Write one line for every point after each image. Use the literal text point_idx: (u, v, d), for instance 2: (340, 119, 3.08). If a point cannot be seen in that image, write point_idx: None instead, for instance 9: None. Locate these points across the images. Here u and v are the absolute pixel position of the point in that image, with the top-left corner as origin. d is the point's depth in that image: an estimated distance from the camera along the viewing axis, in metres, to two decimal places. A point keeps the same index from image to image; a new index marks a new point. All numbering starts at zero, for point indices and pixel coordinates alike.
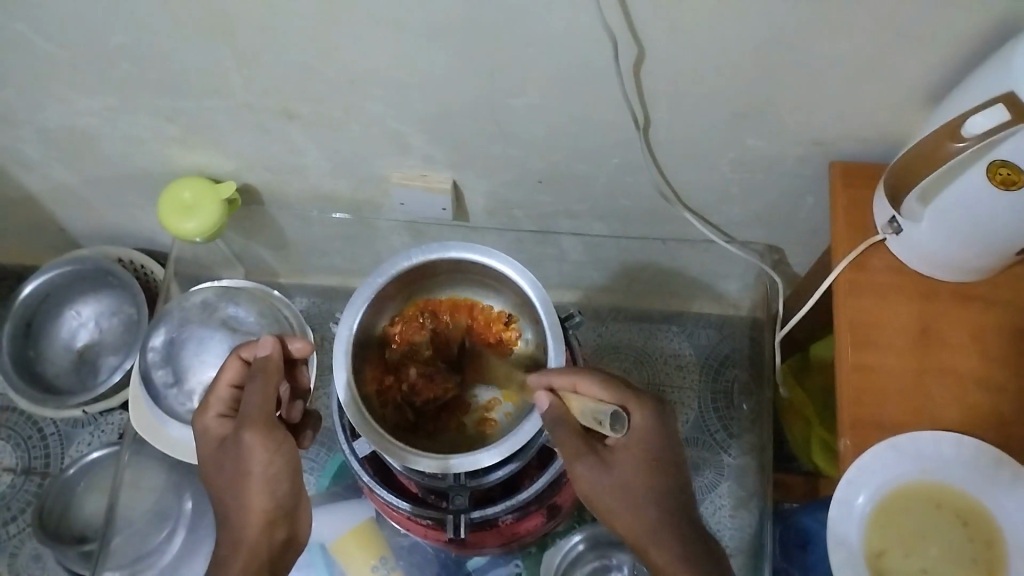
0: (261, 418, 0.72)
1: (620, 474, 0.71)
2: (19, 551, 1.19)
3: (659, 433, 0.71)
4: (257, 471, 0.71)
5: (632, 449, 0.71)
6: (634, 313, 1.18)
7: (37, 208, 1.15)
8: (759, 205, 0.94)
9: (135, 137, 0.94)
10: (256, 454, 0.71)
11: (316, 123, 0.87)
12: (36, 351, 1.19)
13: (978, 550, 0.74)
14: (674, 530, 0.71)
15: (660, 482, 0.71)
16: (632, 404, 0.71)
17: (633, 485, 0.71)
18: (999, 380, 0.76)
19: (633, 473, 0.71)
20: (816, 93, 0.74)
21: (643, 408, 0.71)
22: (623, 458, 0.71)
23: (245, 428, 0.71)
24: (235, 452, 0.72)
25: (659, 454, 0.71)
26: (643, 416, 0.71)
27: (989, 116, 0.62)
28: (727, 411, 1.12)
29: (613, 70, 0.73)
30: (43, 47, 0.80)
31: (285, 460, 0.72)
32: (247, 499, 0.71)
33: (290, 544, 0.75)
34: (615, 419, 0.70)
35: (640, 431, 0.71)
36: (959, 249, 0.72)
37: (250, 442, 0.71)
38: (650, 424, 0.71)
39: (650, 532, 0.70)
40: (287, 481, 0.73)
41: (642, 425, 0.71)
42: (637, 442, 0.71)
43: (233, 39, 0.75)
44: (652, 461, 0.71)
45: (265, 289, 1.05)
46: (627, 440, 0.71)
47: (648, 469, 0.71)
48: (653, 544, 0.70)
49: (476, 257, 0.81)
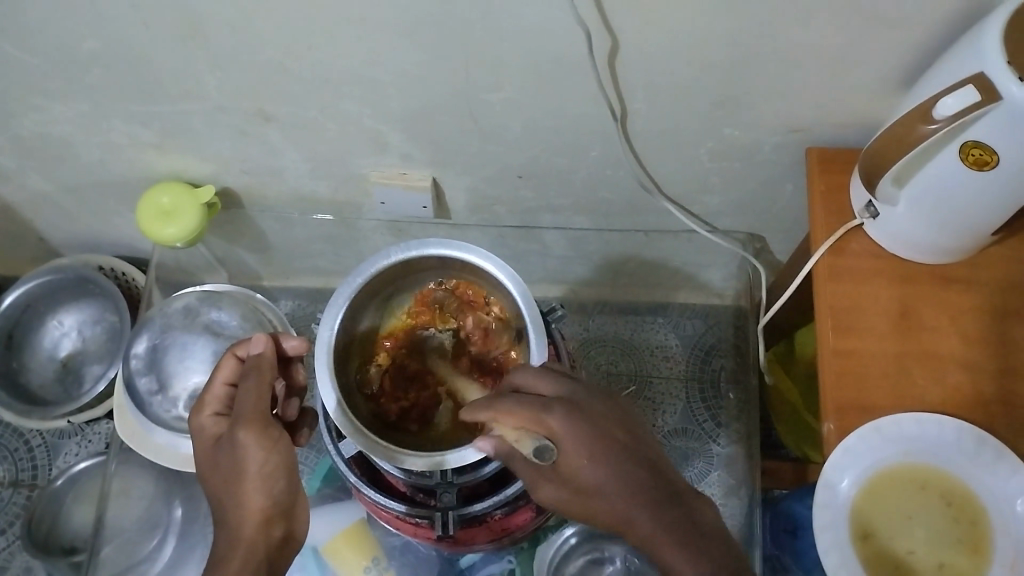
0: (256, 416, 0.71)
1: (574, 482, 0.62)
2: (9, 565, 1.18)
3: (583, 429, 0.61)
4: (253, 469, 0.70)
5: (569, 454, 0.61)
6: (620, 305, 1.19)
7: (16, 218, 1.14)
8: (738, 193, 0.94)
9: (111, 144, 0.93)
10: (253, 452, 0.70)
11: (291, 123, 0.86)
12: (19, 363, 1.17)
13: (963, 531, 0.74)
14: (651, 505, 0.60)
15: (611, 468, 0.61)
16: (544, 414, 0.62)
17: (588, 493, 0.61)
18: (979, 360, 0.76)
19: (577, 470, 0.61)
20: (789, 80, 0.75)
21: (560, 409, 0.62)
22: (565, 465, 0.62)
23: (240, 426, 0.71)
24: (231, 452, 0.71)
25: (603, 451, 0.61)
26: (561, 419, 0.61)
27: (959, 97, 0.62)
28: (714, 400, 1.13)
29: (588, 62, 0.73)
30: (16, 55, 0.80)
31: (281, 458, 0.71)
32: (246, 495, 0.70)
33: (289, 541, 0.73)
34: (540, 450, 0.63)
35: (564, 433, 0.61)
36: (936, 232, 0.73)
37: (246, 439, 0.70)
38: (573, 424, 0.61)
39: (620, 519, 0.60)
40: (284, 478, 0.71)
41: (562, 428, 0.61)
42: (570, 449, 0.61)
43: (204, 41, 0.75)
44: (599, 460, 0.61)
45: (248, 293, 1.03)
46: (561, 449, 0.62)
47: (597, 471, 0.61)
48: (630, 529, 0.60)
49: (454, 253, 0.81)
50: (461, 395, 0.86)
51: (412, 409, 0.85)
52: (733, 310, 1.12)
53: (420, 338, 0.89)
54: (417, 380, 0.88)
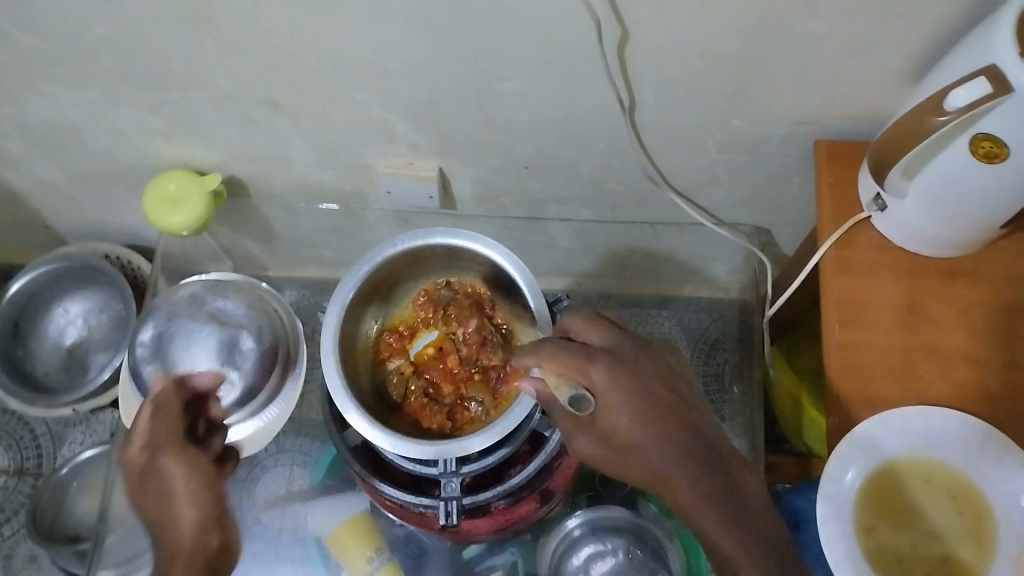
0: (172, 441, 0.77)
1: (609, 433, 0.67)
2: (13, 552, 1.19)
3: (622, 381, 0.66)
4: (178, 486, 0.75)
5: (606, 404, 0.67)
6: (624, 300, 1.14)
7: (22, 206, 1.15)
8: (745, 186, 0.94)
9: (119, 131, 0.93)
10: (179, 473, 0.75)
11: (299, 112, 0.86)
12: (24, 350, 1.18)
13: (966, 524, 0.74)
14: (690, 467, 0.64)
15: (650, 424, 0.65)
16: (585, 366, 0.67)
17: (623, 443, 0.66)
18: (984, 354, 0.76)
19: (613, 421, 0.66)
20: (799, 72, 0.74)
21: (603, 362, 0.67)
22: (601, 415, 0.67)
23: (162, 454, 0.76)
24: (154, 478, 0.76)
25: (643, 407, 0.66)
26: (603, 372, 0.67)
27: (971, 89, 0.62)
28: (717, 393, 1.06)
29: (598, 52, 0.73)
30: (24, 41, 0.79)
31: (203, 473, 0.76)
32: (181, 509, 0.74)
33: (226, 552, 0.76)
34: (578, 399, 0.68)
35: (603, 385, 0.66)
36: (944, 225, 0.73)
37: (168, 463, 0.76)
38: (611, 377, 0.66)
39: (657, 475, 0.65)
40: (209, 490, 0.76)
41: (604, 381, 0.66)
42: (607, 399, 0.66)
43: (214, 28, 0.74)
44: (636, 413, 0.66)
45: (252, 280, 1.03)
46: (598, 400, 0.67)
47: (634, 425, 0.66)
48: (664, 487, 0.65)
49: (461, 242, 0.82)
50: (465, 390, 0.84)
51: (413, 405, 0.84)
52: (739, 307, 1.07)
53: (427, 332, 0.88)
54: (423, 372, 0.87)
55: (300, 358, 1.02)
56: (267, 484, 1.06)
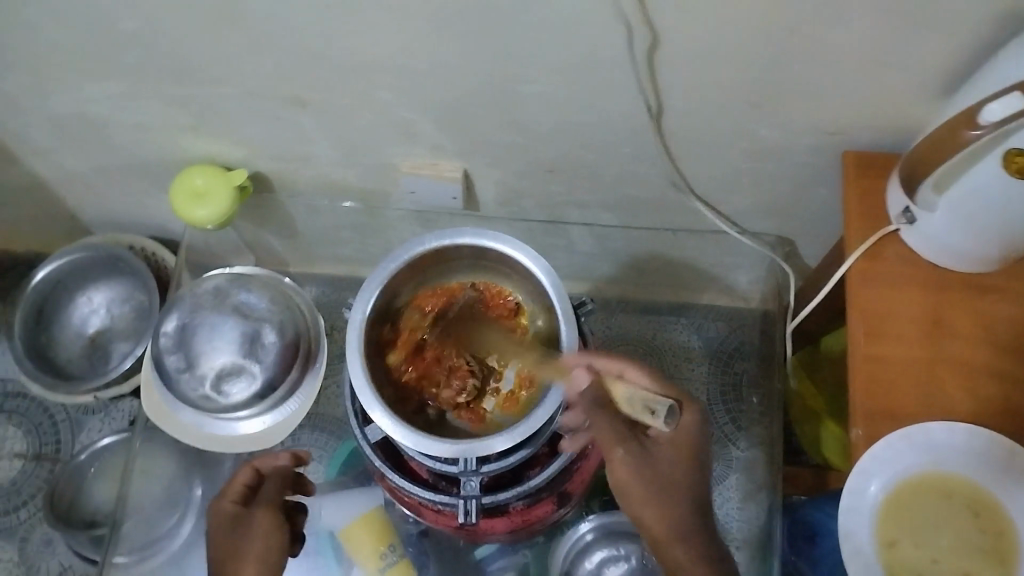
0: (271, 506, 0.86)
1: (661, 466, 0.74)
2: (29, 537, 1.20)
3: (702, 431, 0.75)
4: (256, 543, 0.82)
5: (683, 439, 0.74)
6: (643, 304, 1.17)
7: (49, 195, 1.16)
8: (770, 195, 0.94)
9: (148, 124, 0.94)
10: (261, 527, 0.83)
11: (326, 110, 0.87)
12: (48, 337, 1.19)
13: (988, 541, 0.73)
14: (704, 532, 0.73)
15: (699, 479, 0.74)
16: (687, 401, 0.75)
17: (676, 483, 0.73)
18: (1010, 371, 0.76)
19: (675, 460, 0.73)
20: (829, 83, 0.74)
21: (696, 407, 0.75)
22: (668, 450, 0.74)
23: (257, 509, 0.85)
24: (242, 530, 0.83)
25: (701, 459, 0.74)
26: (696, 415, 0.74)
27: (1006, 103, 0.61)
28: (736, 402, 1.09)
29: (628, 57, 0.73)
30: (58, 32, 0.80)
31: (280, 545, 0.83)
32: (249, 560, 0.81)
33: None
34: (669, 413, 0.73)
35: (689, 425, 0.74)
36: (974, 239, 0.72)
37: (260, 519, 0.84)
38: (700, 421, 0.74)
39: (680, 525, 0.73)
40: (277, 561, 0.82)
41: (694, 422, 0.74)
42: (684, 434, 0.74)
43: (245, 25, 0.75)
44: (697, 463, 0.74)
45: (276, 276, 1.03)
46: (678, 432, 0.74)
47: (691, 473, 0.73)
48: (678, 543, 0.72)
49: (488, 244, 0.82)
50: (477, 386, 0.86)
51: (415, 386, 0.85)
52: (759, 315, 1.10)
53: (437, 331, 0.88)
54: (438, 367, 0.87)
55: (321, 355, 1.03)
56: None
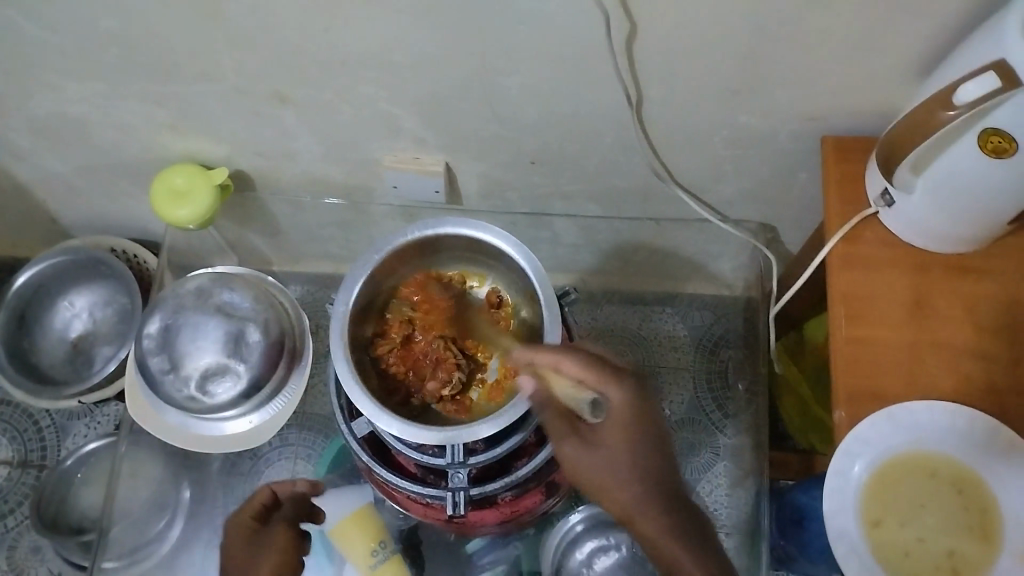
0: (288, 527, 0.92)
1: (604, 452, 0.68)
2: (17, 543, 1.19)
3: (637, 406, 0.68)
4: (270, 562, 0.88)
5: (616, 423, 0.67)
6: (627, 295, 1.17)
7: (28, 198, 1.15)
8: (751, 182, 0.94)
9: (126, 124, 0.94)
10: (277, 544, 0.90)
11: (306, 106, 0.86)
12: (30, 342, 1.18)
13: (973, 518, 0.74)
14: (666, 509, 0.67)
15: (646, 458, 0.67)
16: (611, 382, 0.68)
17: (619, 467, 0.67)
18: (990, 349, 0.76)
19: (619, 445, 0.67)
20: (806, 68, 0.75)
21: (625, 382, 0.68)
22: (607, 434, 0.68)
23: (274, 531, 0.92)
24: (259, 547, 0.90)
25: (643, 438, 0.67)
26: (623, 393, 0.67)
27: (980, 84, 0.62)
28: (721, 390, 1.10)
29: (607, 46, 0.73)
30: (32, 32, 0.80)
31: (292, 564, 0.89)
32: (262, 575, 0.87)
33: None
34: (594, 406, 0.69)
35: (619, 404, 0.67)
36: (951, 220, 0.73)
37: (277, 537, 0.91)
38: (630, 398, 0.67)
39: (637, 509, 0.66)
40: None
41: (622, 400, 0.67)
42: (618, 418, 0.67)
43: (223, 21, 0.75)
44: (639, 441, 0.67)
45: (259, 275, 1.03)
46: (609, 416, 0.68)
47: (632, 452, 0.67)
48: (641, 522, 0.67)
49: (471, 234, 0.82)
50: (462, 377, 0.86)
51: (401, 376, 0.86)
52: (743, 302, 1.10)
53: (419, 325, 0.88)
54: (425, 360, 0.87)
55: (307, 354, 1.03)
56: (271, 477, 1.08)
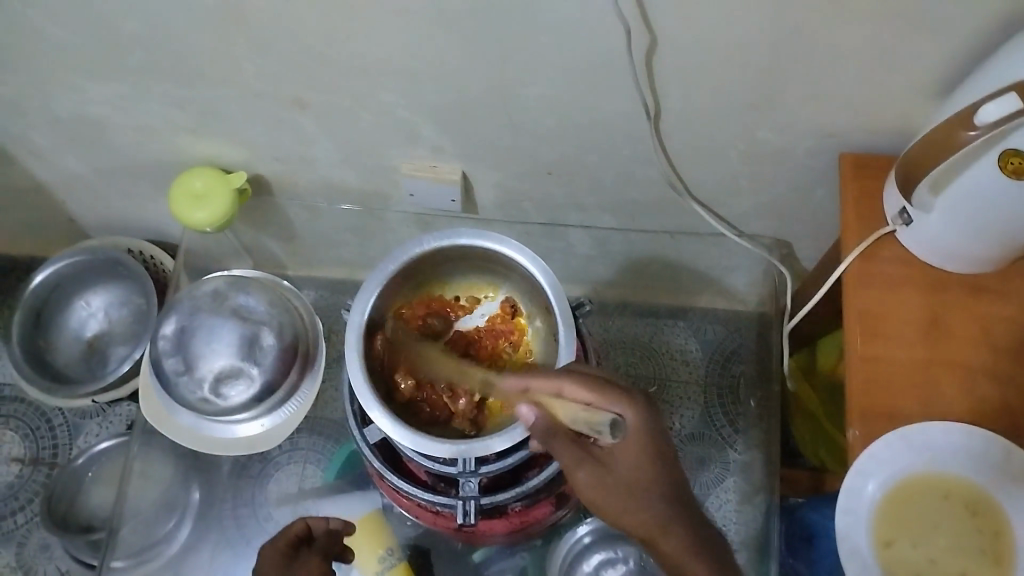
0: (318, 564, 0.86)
1: (621, 473, 0.66)
2: (26, 541, 1.20)
3: (652, 424, 0.67)
4: None
5: (631, 444, 0.66)
6: (640, 308, 1.16)
7: (47, 198, 1.16)
8: (767, 197, 0.94)
9: (146, 126, 0.95)
10: None
11: (325, 112, 0.87)
12: (45, 340, 1.19)
13: (986, 542, 0.74)
14: (686, 524, 0.65)
15: (666, 475, 0.66)
16: (623, 401, 0.67)
17: (638, 485, 0.66)
18: (1007, 372, 0.76)
19: (636, 464, 0.66)
20: (825, 85, 0.75)
21: (637, 399, 0.67)
22: (622, 454, 0.67)
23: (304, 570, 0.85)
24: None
25: (660, 455, 0.66)
26: (638, 411, 0.67)
27: (1001, 105, 0.62)
28: (733, 407, 1.09)
29: (625, 59, 0.73)
30: (58, 35, 0.81)
31: None
32: None
33: None
34: (613, 427, 0.67)
35: (635, 422, 0.67)
36: (970, 239, 0.73)
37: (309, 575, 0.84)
38: (644, 417, 0.67)
39: (659, 525, 0.65)
40: None
41: (636, 419, 0.67)
42: (633, 437, 0.67)
43: (245, 27, 0.75)
44: (656, 458, 0.66)
45: (274, 279, 1.03)
46: (625, 436, 0.67)
47: (650, 469, 0.66)
48: (662, 539, 0.65)
49: (485, 244, 0.83)
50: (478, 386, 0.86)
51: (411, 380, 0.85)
52: (757, 318, 1.08)
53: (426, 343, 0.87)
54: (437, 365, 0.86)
55: (319, 359, 1.03)
56: (279, 481, 1.09)
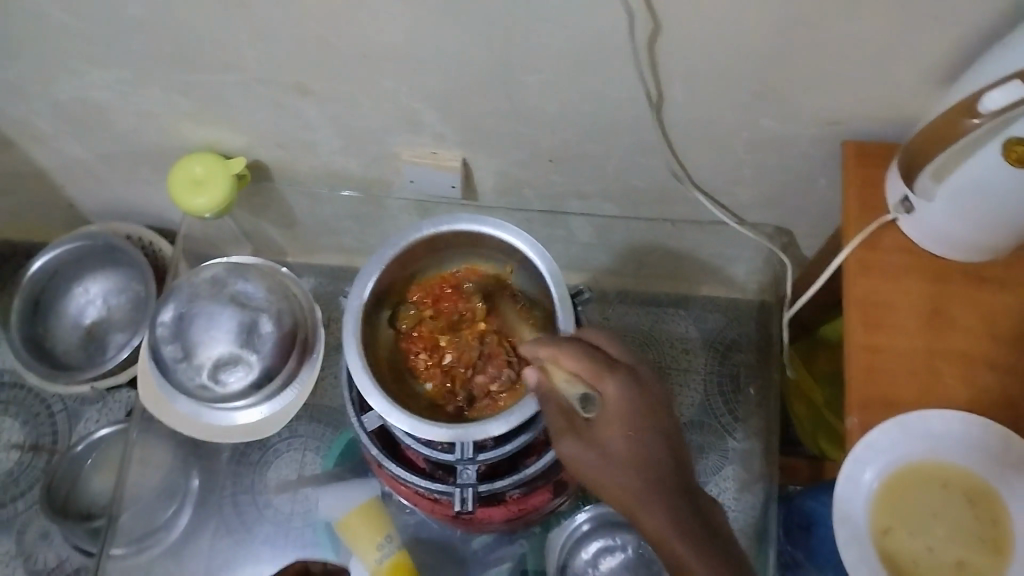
0: None
1: (602, 444, 0.65)
2: (26, 527, 1.20)
3: (635, 398, 0.65)
4: None
5: (613, 416, 0.65)
6: (640, 296, 1.17)
7: (47, 184, 1.16)
8: (769, 186, 0.94)
9: (147, 112, 0.94)
10: None
11: (327, 98, 0.86)
12: (45, 327, 1.19)
13: (983, 529, 0.74)
14: (669, 494, 0.62)
15: (649, 447, 0.64)
16: (603, 376, 0.66)
17: (617, 455, 0.64)
18: (1007, 361, 0.76)
19: (616, 436, 0.64)
20: (830, 72, 0.74)
21: (622, 373, 0.66)
22: (603, 427, 0.65)
23: None
24: None
25: (643, 427, 0.64)
26: (619, 385, 0.65)
27: (1007, 91, 0.61)
28: (732, 395, 1.10)
29: (630, 46, 0.73)
30: (57, 18, 0.80)
31: None
32: None
33: None
34: (586, 401, 0.67)
35: (616, 397, 0.65)
36: (972, 229, 0.72)
37: None
38: (627, 390, 0.65)
39: (636, 494, 0.62)
40: None
41: (618, 392, 0.65)
42: (615, 410, 0.65)
43: (247, 11, 0.75)
44: (638, 430, 0.64)
45: (274, 265, 1.03)
46: (605, 409, 0.65)
47: (630, 440, 0.64)
48: (639, 509, 0.62)
49: (485, 230, 0.82)
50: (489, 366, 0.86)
51: (413, 366, 0.87)
52: (757, 306, 1.09)
53: (433, 332, 0.89)
54: (438, 353, 0.88)
55: (319, 348, 1.03)
56: (278, 468, 1.09)
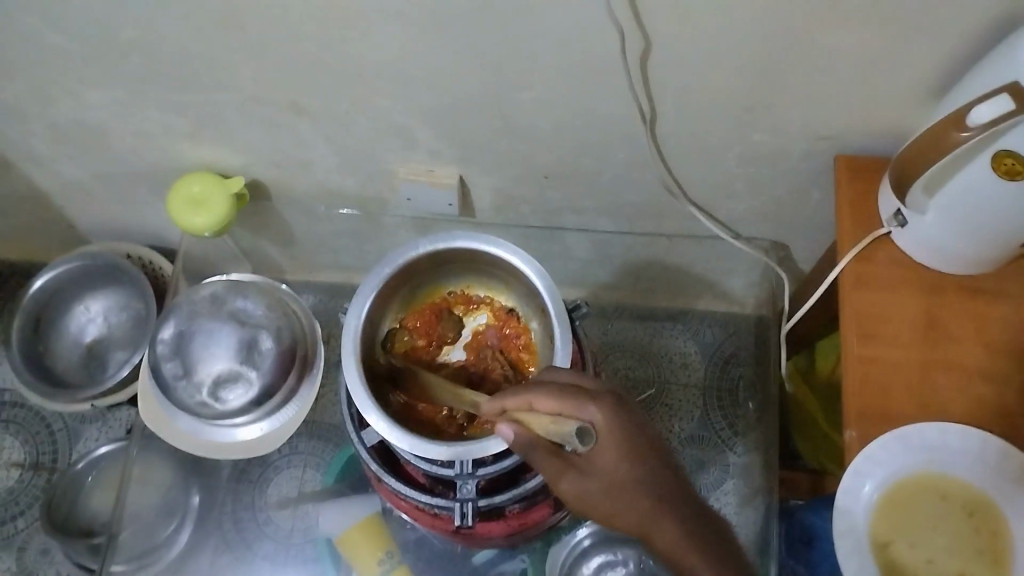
0: None
1: (602, 474, 0.64)
2: (26, 546, 1.20)
3: (624, 423, 0.64)
4: None
5: (608, 447, 0.63)
6: (638, 311, 1.17)
7: (46, 204, 1.16)
8: (764, 200, 0.94)
9: (145, 132, 0.95)
10: None
11: (323, 116, 0.87)
12: (46, 346, 1.19)
13: (983, 541, 0.74)
14: (678, 509, 0.63)
15: (647, 468, 0.64)
16: (590, 406, 0.64)
17: (620, 483, 0.63)
18: (1003, 372, 0.76)
19: (615, 464, 0.63)
20: (820, 87, 0.75)
21: (604, 400, 0.65)
22: (598, 457, 0.64)
23: None
24: None
25: (639, 451, 0.64)
26: (607, 413, 0.64)
27: (994, 106, 0.62)
28: (732, 410, 1.10)
29: (621, 62, 0.74)
30: (56, 41, 0.81)
31: None
32: None
33: None
34: (581, 434, 0.64)
35: (607, 426, 0.64)
36: (965, 241, 0.73)
37: None
38: (616, 418, 0.64)
39: (649, 517, 0.63)
40: None
41: (608, 421, 0.64)
42: (608, 439, 0.64)
43: (243, 31, 0.76)
44: (634, 455, 0.64)
45: (273, 282, 1.03)
46: (597, 440, 0.64)
47: (630, 466, 0.63)
48: (655, 530, 0.63)
49: (482, 247, 0.83)
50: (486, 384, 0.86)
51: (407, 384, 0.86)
52: (753, 320, 1.09)
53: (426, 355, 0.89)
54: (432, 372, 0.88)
55: (318, 362, 1.03)
56: (279, 485, 1.09)
